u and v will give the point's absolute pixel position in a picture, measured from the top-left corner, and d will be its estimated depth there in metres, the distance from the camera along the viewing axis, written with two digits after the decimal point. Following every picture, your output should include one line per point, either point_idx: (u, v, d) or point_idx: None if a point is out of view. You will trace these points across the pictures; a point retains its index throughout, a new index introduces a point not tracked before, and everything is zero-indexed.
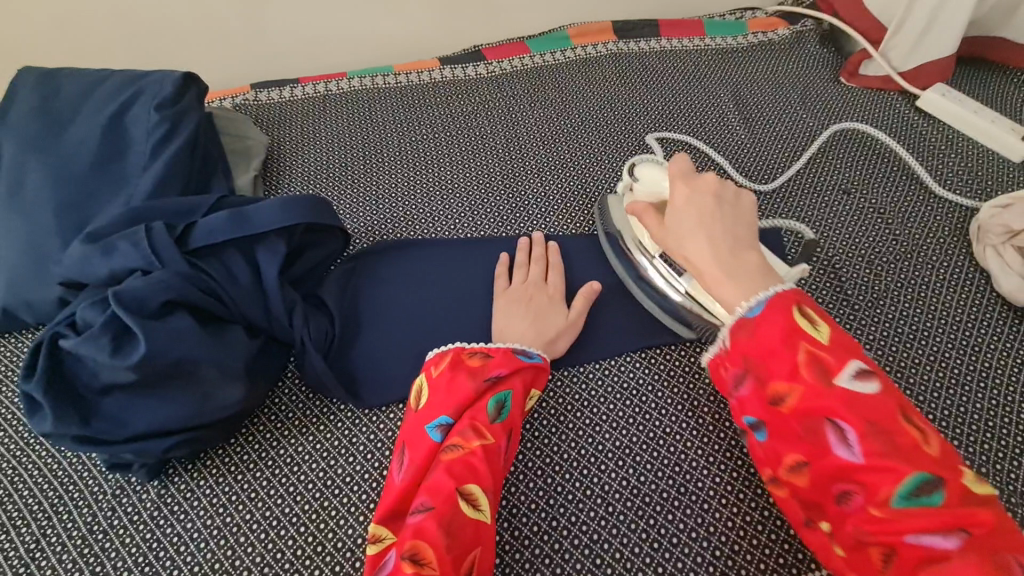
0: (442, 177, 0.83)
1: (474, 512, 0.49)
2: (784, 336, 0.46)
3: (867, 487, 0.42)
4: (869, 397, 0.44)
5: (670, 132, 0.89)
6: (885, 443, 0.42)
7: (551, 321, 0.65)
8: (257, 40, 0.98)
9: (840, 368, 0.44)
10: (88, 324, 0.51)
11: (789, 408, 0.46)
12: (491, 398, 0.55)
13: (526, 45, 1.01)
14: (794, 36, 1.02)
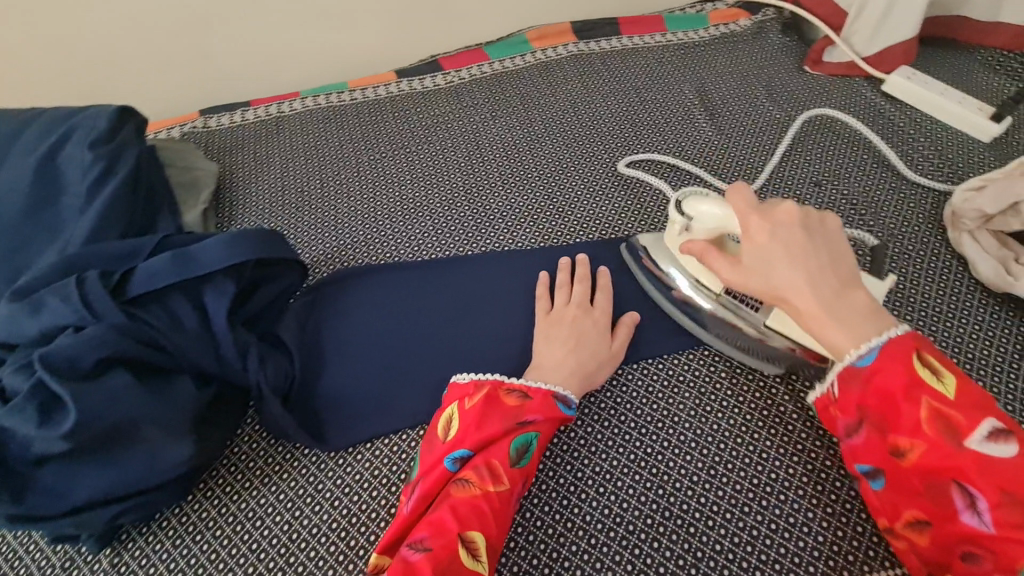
0: (403, 196, 0.80)
1: (472, 563, 0.47)
2: (909, 388, 0.46)
3: (997, 555, 0.42)
4: (1005, 460, 0.42)
5: (637, 133, 0.87)
6: (1021, 513, 0.41)
7: (593, 349, 0.61)
8: (203, 63, 0.93)
9: (970, 428, 0.44)
10: (16, 390, 0.48)
11: (911, 464, 0.46)
12: (516, 440, 0.53)
13: (484, 52, 0.99)
14: (755, 26, 1.01)
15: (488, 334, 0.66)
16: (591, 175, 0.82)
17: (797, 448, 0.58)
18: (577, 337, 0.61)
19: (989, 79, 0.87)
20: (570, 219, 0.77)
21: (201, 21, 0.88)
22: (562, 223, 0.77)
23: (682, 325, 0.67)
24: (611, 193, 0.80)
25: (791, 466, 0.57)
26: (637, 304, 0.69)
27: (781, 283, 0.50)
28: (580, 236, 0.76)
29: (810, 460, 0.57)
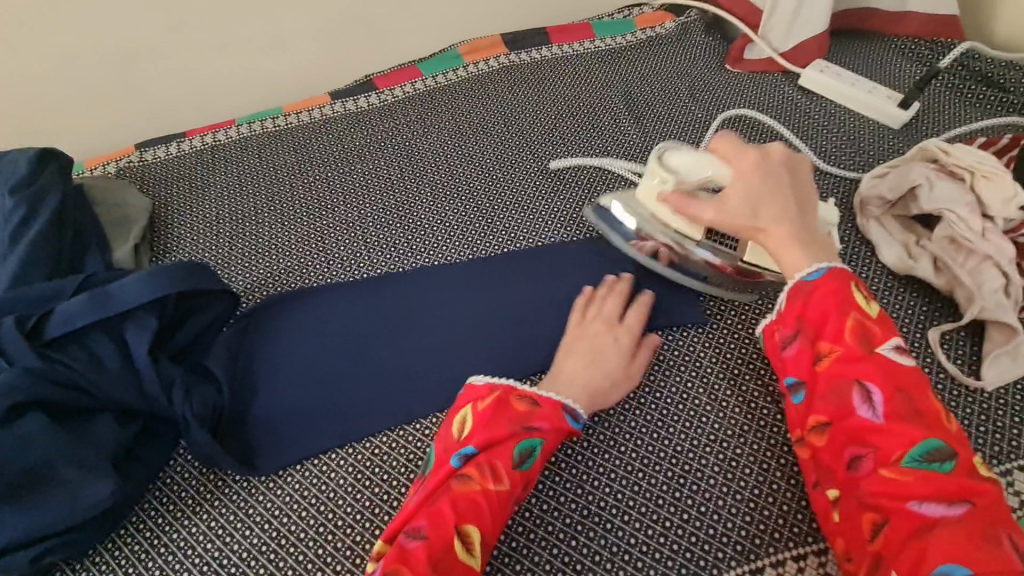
0: (337, 217, 0.81)
1: (466, 557, 0.49)
2: (840, 304, 0.53)
3: (881, 450, 0.48)
4: (902, 368, 0.50)
5: (566, 139, 0.89)
6: (909, 411, 0.48)
7: (609, 368, 0.61)
8: (135, 97, 0.94)
9: (884, 340, 0.51)
10: None
11: (826, 367, 0.52)
12: (519, 446, 0.54)
13: (416, 69, 1.00)
14: (680, 28, 1.04)
15: (417, 348, 0.67)
16: (521, 183, 0.83)
17: (710, 439, 0.60)
18: (595, 353, 0.62)
19: (899, 67, 0.90)
20: (500, 228, 0.78)
21: (128, 57, 0.89)
22: (491, 233, 0.77)
23: None
24: (541, 199, 0.81)
25: (705, 457, 0.59)
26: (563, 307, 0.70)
27: (763, 214, 0.58)
28: (511, 244, 0.76)
29: (722, 451, 0.59)
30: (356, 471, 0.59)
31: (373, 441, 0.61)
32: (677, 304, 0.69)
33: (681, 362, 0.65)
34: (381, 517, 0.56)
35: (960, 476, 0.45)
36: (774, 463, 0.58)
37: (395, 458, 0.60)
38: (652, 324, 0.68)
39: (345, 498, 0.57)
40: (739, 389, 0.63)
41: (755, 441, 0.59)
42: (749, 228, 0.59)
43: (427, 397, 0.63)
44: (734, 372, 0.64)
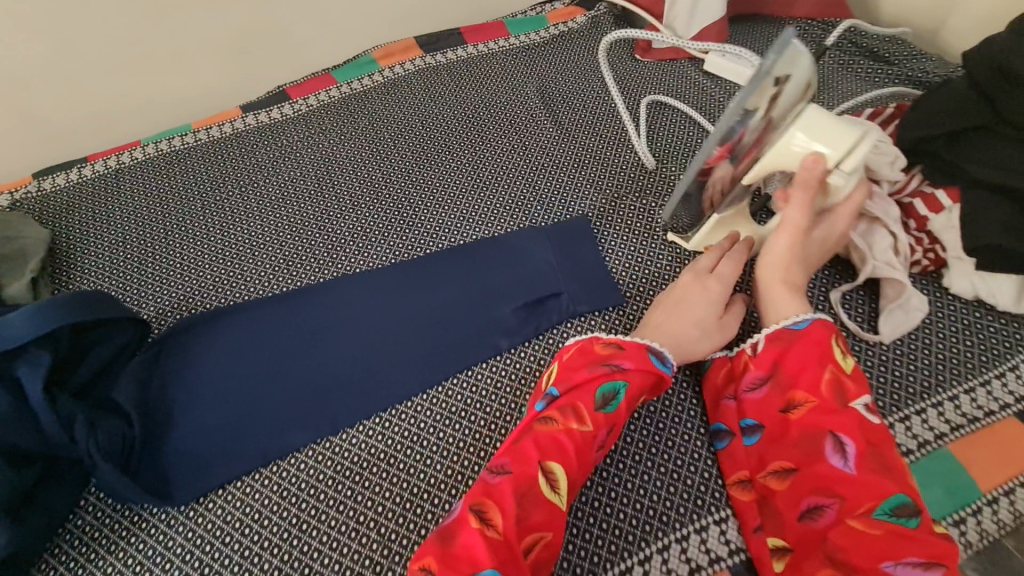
0: (252, 232, 0.78)
1: (553, 495, 0.50)
2: (818, 355, 0.54)
3: (846, 500, 0.48)
4: (873, 425, 0.51)
5: (484, 137, 0.88)
6: (879, 465, 0.49)
7: (700, 320, 0.62)
8: (27, 126, 0.89)
9: (857, 395, 0.52)
10: None
11: (798, 415, 0.53)
12: (602, 388, 0.55)
13: (331, 77, 0.99)
14: (592, 21, 1.06)
15: (339, 359, 0.65)
16: (441, 183, 0.83)
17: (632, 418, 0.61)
18: (689, 308, 0.63)
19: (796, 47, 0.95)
20: (422, 230, 0.77)
21: (13, 83, 0.84)
22: (413, 237, 0.77)
23: (531, 317, 0.67)
24: (462, 199, 0.80)
25: (627, 435, 0.61)
26: (484, 304, 0.68)
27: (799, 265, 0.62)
28: (432, 246, 0.75)
29: (643, 427, 0.61)
30: (282, 487, 0.58)
31: (296, 457, 0.60)
32: (598, 288, 0.69)
33: None
34: (310, 532, 0.55)
35: (928, 537, 0.45)
36: (693, 434, 0.61)
37: (321, 470, 0.59)
38: (575, 309, 0.67)
39: (271, 517, 0.56)
40: None
41: (674, 414, 0.62)
42: (784, 263, 0.61)
43: (351, 406, 0.63)
44: None
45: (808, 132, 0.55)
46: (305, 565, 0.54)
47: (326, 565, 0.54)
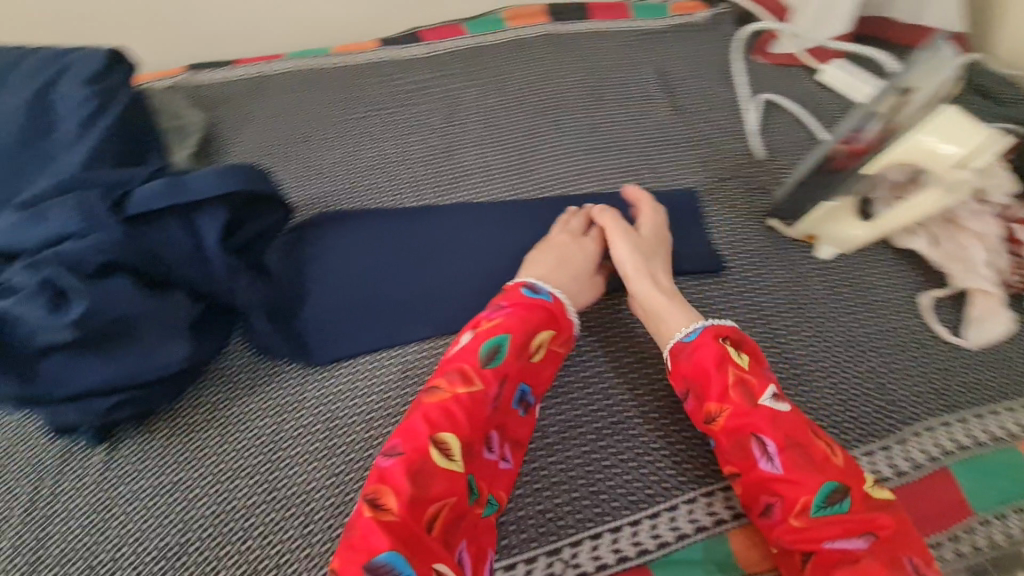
0: (383, 151, 0.85)
1: (445, 462, 0.51)
2: (716, 359, 0.57)
3: (785, 497, 0.52)
4: (784, 416, 0.54)
5: (602, 105, 0.94)
6: (801, 457, 0.52)
7: (579, 272, 0.67)
8: (188, 22, 0.97)
9: (764, 390, 0.56)
10: (22, 285, 0.52)
11: (721, 425, 0.56)
12: (486, 343, 0.57)
13: (462, 28, 1.05)
14: (712, 19, 1.11)
15: (460, 272, 0.71)
16: (558, 138, 0.88)
17: None
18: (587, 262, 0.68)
19: None
20: (539, 175, 0.83)
21: None
22: (530, 179, 0.83)
23: None
24: (577, 156, 0.86)
25: None
26: None
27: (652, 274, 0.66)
28: (547, 190, 0.81)
29: None
30: (405, 369, 0.64)
31: (418, 346, 0.65)
32: (704, 253, 0.73)
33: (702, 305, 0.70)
34: None
35: (860, 512, 0.50)
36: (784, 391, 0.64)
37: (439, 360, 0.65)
38: (681, 266, 0.72)
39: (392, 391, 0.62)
40: (756, 327, 0.68)
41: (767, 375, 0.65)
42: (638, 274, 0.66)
43: (469, 311, 0.68)
44: (751, 313, 0.69)
45: (952, 129, 0.59)
46: None
47: None
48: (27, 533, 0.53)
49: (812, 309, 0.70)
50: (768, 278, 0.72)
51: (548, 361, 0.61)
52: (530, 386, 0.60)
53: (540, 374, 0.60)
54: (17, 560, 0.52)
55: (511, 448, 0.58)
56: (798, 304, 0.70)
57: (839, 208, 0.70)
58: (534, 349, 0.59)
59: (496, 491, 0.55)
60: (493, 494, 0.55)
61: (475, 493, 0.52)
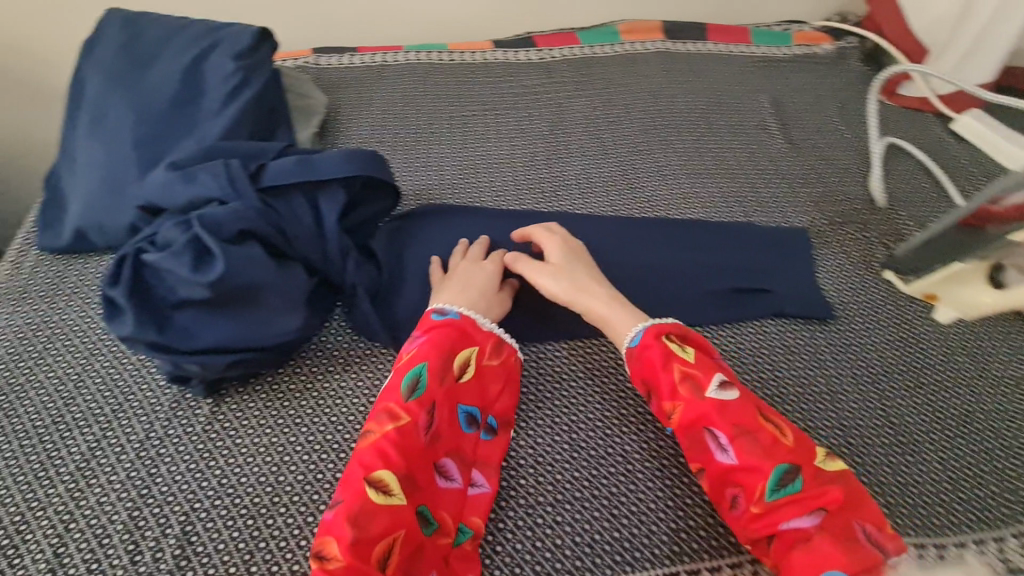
0: (488, 151, 0.87)
1: (383, 499, 0.50)
2: (663, 358, 0.58)
3: (745, 486, 0.52)
4: (733, 405, 0.55)
5: (712, 130, 0.91)
6: (753, 445, 0.52)
7: (491, 289, 0.67)
8: (320, 7, 1.02)
9: (709, 383, 0.56)
10: (169, 241, 0.57)
11: (677, 421, 0.56)
12: (406, 377, 0.56)
13: (576, 36, 1.05)
14: (837, 52, 1.06)
15: None
16: (664, 158, 0.87)
17: (823, 424, 0.62)
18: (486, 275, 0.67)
19: None
20: (641, 195, 0.82)
21: None
22: (631, 198, 0.81)
23: (737, 303, 0.70)
24: (682, 180, 0.84)
25: (816, 436, 0.61)
26: (696, 279, 0.72)
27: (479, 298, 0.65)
28: (647, 211, 0.80)
29: (834, 435, 0.61)
30: None
31: None
32: (808, 298, 0.70)
33: (803, 351, 0.67)
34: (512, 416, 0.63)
35: (812, 488, 0.50)
36: (881, 458, 0.60)
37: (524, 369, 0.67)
38: (782, 308, 0.69)
39: None
40: (857, 385, 0.65)
41: (868, 436, 0.61)
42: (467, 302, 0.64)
43: (555, 325, 0.70)
44: (855, 370, 0.66)
45: None
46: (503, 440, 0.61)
47: (521, 446, 0.61)
48: (134, 469, 0.56)
49: (925, 376, 0.66)
50: (875, 334, 0.69)
51: (484, 377, 0.61)
52: (477, 404, 0.59)
53: (483, 391, 0.60)
54: (125, 494, 0.55)
55: (477, 471, 0.57)
56: (908, 365, 0.66)
57: (952, 274, 0.68)
58: (459, 368, 0.59)
59: (467, 516, 0.54)
60: (463, 522, 0.54)
61: (431, 523, 0.52)
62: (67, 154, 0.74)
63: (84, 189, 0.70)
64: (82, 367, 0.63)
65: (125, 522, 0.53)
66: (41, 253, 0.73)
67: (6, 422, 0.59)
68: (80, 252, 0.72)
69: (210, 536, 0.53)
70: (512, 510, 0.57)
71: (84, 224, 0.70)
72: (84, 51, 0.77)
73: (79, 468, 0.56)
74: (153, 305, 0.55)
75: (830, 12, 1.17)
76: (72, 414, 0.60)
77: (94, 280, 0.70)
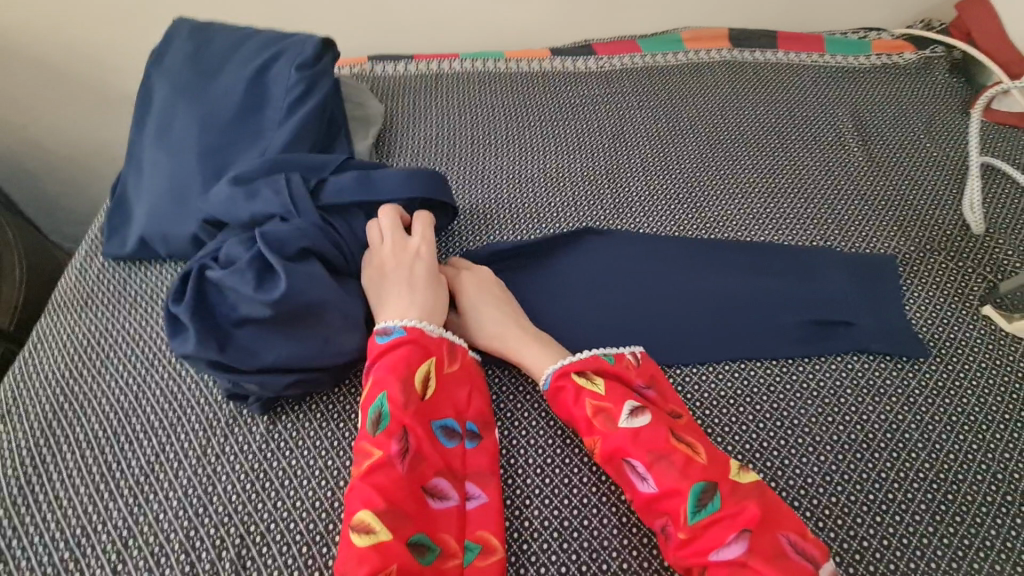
0: (546, 165, 0.84)
1: (368, 540, 0.46)
2: (575, 392, 0.56)
3: (671, 515, 0.50)
4: (646, 430, 0.52)
5: (783, 144, 0.86)
6: (671, 470, 0.50)
7: (416, 289, 0.60)
8: (378, 14, 1.01)
9: (622, 413, 0.54)
10: (232, 258, 0.58)
11: (599, 455, 0.54)
12: (369, 411, 0.53)
13: (638, 45, 1.01)
14: (921, 62, 0.98)
15: (616, 307, 0.68)
16: (733, 176, 0.82)
17: (920, 477, 0.56)
18: (403, 273, 0.61)
19: None
20: (708, 214, 0.77)
21: None
22: (698, 218, 0.77)
23: (816, 336, 0.65)
24: (752, 198, 0.79)
25: (912, 490, 0.56)
26: (772, 308, 0.67)
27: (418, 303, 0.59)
28: (717, 232, 0.75)
29: (933, 488, 0.56)
30: None
31: None
32: (897, 335, 0.65)
33: (893, 393, 0.61)
34: (573, 447, 0.58)
35: (731, 506, 0.48)
36: (987, 518, 0.54)
37: None
38: (868, 343, 0.64)
39: (539, 421, 0.60)
40: (956, 434, 0.59)
41: (971, 490, 0.56)
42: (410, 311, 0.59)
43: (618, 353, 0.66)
44: (954, 416, 0.60)
45: None
46: (564, 474, 0.57)
47: (583, 483, 0.56)
48: (191, 487, 0.56)
49: None
50: (976, 376, 0.62)
51: (451, 385, 0.57)
52: (452, 415, 0.55)
53: (453, 399, 0.56)
54: (183, 512, 0.54)
55: (471, 483, 0.54)
56: (1014, 413, 0.60)
57: None
58: (421, 384, 0.55)
59: (477, 532, 0.51)
60: (468, 538, 0.51)
61: (432, 550, 0.48)
62: (134, 163, 0.75)
63: (150, 198, 0.71)
64: (144, 376, 0.63)
65: (182, 542, 0.53)
66: (105, 261, 0.74)
67: (70, 430, 0.60)
68: (143, 260, 0.73)
69: (265, 561, 0.51)
70: (575, 554, 0.52)
71: (148, 233, 0.70)
72: (152, 60, 0.78)
73: (138, 483, 0.56)
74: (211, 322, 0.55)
75: (913, 18, 1.09)
76: (132, 425, 0.60)
77: (155, 289, 0.71)
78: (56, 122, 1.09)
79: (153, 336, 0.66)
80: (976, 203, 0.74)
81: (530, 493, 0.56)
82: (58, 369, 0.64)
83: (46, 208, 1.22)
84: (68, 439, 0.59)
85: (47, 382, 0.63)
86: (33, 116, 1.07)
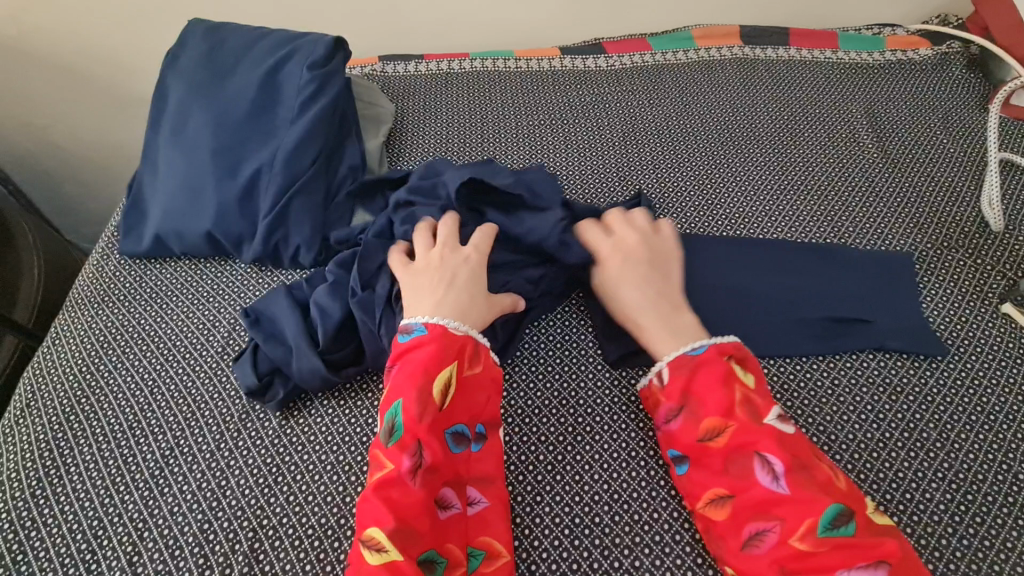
0: (557, 162, 0.84)
1: (379, 559, 0.45)
2: (726, 376, 0.54)
3: (786, 523, 0.47)
4: (790, 437, 0.51)
5: (796, 141, 0.85)
6: (806, 477, 0.48)
7: (456, 294, 0.58)
8: (390, 14, 1.02)
9: (767, 411, 0.52)
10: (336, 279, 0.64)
11: (724, 443, 0.51)
12: (386, 417, 0.51)
13: (648, 43, 1.01)
14: (938, 57, 0.97)
15: None
16: (745, 172, 0.81)
17: (937, 477, 0.55)
18: (443, 272, 0.59)
19: None
20: (720, 211, 0.77)
21: None
22: (710, 215, 0.76)
23: (831, 333, 0.65)
24: (765, 194, 0.78)
25: (930, 490, 0.55)
26: (786, 306, 0.66)
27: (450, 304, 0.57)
28: (729, 228, 0.75)
29: (950, 488, 0.55)
30: (561, 396, 0.62)
31: (579, 376, 0.63)
32: (915, 332, 0.64)
33: (909, 391, 0.60)
34: (584, 446, 0.58)
35: (867, 537, 0.46)
36: (1009, 521, 0.53)
37: (595, 395, 0.62)
38: (885, 341, 0.63)
39: (550, 419, 0.60)
40: (974, 433, 0.58)
41: (991, 491, 0.54)
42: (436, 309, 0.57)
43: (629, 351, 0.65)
44: (974, 415, 0.59)
45: None
46: (575, 471, 0.57)
47: (595, 481, 0.56)
48: (205, 480, 0.56)
49: None
50: (996, 374, 0.61)
51: (468, 391, 0.55)
52: (464, 420, 0.54)
53: (469, 404, 0.54)
54: (196, 505, 0.55)
55: (473, 488, 0.53)
56: None
57: None
58: (440, 393, 0.52)
59: (479, 537, 0.51)
60: (471, 545, 0.51)
61: (439, 563, 0.47)
62: (150, 161, 0.76)
63: (165, 196, 0.72)
64: (159, 371, 0.64)
65: (196, 534, 0.53)
66: (122, 258, 0.75)
67: (87, 424, 0.61)
68: (158, 257, 0.74)
69: (277, 555, 0.52)
70: (587, 550, 0.53)
71: (164, 232, 0.71)
72: (168, 59, 0.79)
73: (153, 476, 0.57)
74: (269, 331, 0.63)
75: (928, 15, 1.08)
76: (147, 420, 0.61)
77: (169, 285, 0.71)
78: (74, 122, 1.11)
79: (167, 332, 0.67)
80: (994, 199, 0.73)
81: (542, 491, 0.56)
82: (76, 365, 0.65)
83: (64, 207, 1.24)
84: (84, 433, 0.60)
85: (65, 376, 0.65)
86: (53, 119, 1.10)
